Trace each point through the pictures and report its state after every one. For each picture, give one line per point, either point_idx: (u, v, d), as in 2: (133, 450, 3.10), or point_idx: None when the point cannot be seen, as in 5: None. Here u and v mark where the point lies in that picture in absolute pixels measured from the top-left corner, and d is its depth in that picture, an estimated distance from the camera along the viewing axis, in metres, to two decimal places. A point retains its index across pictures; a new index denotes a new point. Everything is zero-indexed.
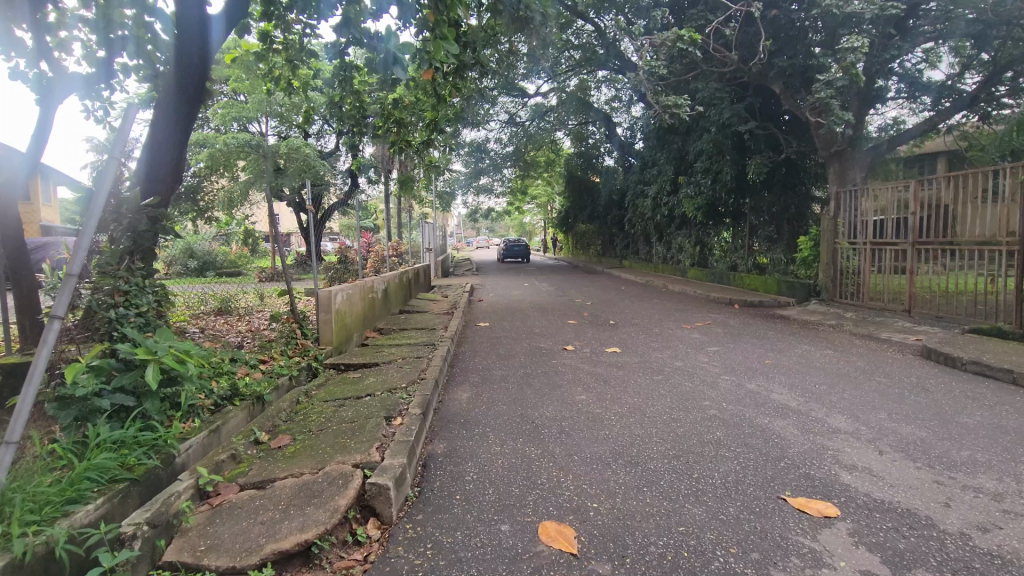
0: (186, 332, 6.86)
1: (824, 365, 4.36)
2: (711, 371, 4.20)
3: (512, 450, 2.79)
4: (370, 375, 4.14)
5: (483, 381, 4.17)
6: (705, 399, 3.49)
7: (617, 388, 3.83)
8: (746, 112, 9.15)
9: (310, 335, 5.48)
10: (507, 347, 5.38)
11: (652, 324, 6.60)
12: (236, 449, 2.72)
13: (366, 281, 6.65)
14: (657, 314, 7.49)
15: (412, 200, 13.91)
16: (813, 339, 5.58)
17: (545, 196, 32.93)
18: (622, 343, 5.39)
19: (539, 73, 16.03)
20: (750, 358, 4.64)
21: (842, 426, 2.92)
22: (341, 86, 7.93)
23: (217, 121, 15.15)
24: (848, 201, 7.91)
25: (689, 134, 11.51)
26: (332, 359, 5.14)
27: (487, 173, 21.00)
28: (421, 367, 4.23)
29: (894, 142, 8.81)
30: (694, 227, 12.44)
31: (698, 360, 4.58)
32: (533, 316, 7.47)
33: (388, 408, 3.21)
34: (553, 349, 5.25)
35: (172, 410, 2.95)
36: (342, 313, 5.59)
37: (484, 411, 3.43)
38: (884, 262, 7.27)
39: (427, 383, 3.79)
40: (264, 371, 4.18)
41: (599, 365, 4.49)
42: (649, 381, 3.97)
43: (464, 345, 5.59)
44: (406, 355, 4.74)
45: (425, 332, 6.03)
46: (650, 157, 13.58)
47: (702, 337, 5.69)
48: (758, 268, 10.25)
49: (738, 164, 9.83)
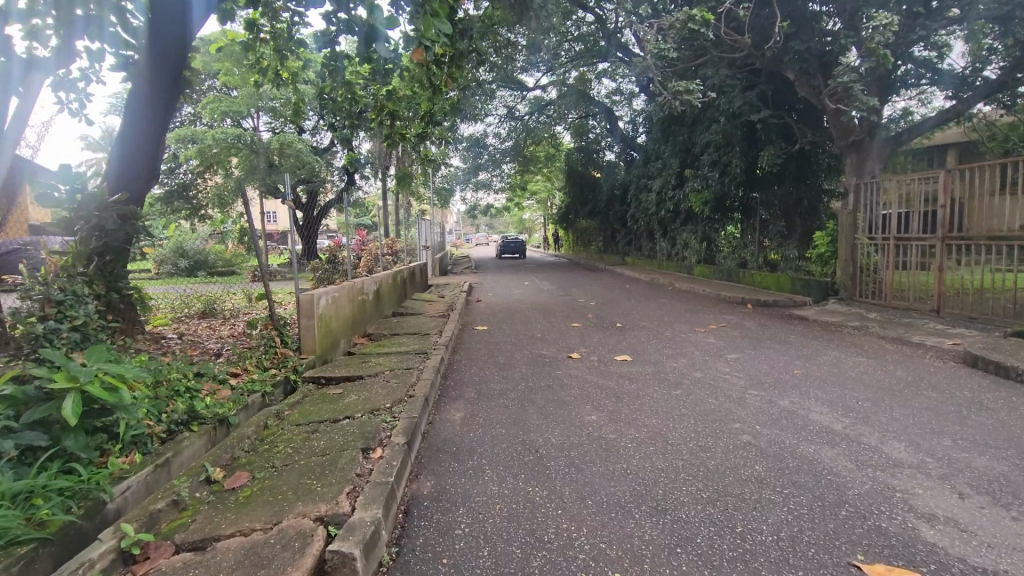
0: (162, 339, 6.42)
1: (861, 376, 3.90)
2: (736, 384, 3.74)
3: (512, 491, 2.32)
4: (352, 391, 3.68)
5: (479, 397, 3.71)
6: (735, 420, 3.03)
7: (631, 405, 3.37)
8: (758, 101, 8.69)
9: (292, 344, 5.05)
10: (506, 355, 4.92)
11: (663, 327, 6.14)
12: (178, 493, 2.27)
13: (355, 282, 6.20)
14: (667, 314, 7.03)
15: (408, 196, 13.44)
16: (840, 344, 5.12)
17: (544, 191, 32.48)
18: (631, 350, 4.93)
19: (538, 64, 15.58)
20: (777, 367, 4.18)
21: (904, 457, 2.47)
22: (332, 77, 7.48)
23: (207, 116, 14.70)
24: (867, 194, 7.43)
25: (695, 125, 11.05)
26: (315, 371, 4.71)
27: (486, 168, 20.54)
28: (410, 382, 3.77)
29: (913, 133, 8.29)
30: (701, 222, 11.96)
31: (719, 370, 4.12)
32: (534, 319, 7.00)
33: (368, 436, 2.75)
34: (557, 356, 4.79)
35: (110, 445, 2.48)
36: (326, 319, 5.14)
37: (479, 437, 2.96)
38: (909, 258, 6.79)
39: (415, 402, 3.33)
40: (233, 387, 3.73)
41: (609, 376, 4.04)
42: (667, 397, 3.51)
43: (459, 352, 5.13)
44: (395, 367, 4.27)
45: (418, 337, 5.57)
46: (654, 151, 13.11)
47: (719, 341, 5.23)
48: (770, 266, 9.76)
49: (748, 156, 9.38)
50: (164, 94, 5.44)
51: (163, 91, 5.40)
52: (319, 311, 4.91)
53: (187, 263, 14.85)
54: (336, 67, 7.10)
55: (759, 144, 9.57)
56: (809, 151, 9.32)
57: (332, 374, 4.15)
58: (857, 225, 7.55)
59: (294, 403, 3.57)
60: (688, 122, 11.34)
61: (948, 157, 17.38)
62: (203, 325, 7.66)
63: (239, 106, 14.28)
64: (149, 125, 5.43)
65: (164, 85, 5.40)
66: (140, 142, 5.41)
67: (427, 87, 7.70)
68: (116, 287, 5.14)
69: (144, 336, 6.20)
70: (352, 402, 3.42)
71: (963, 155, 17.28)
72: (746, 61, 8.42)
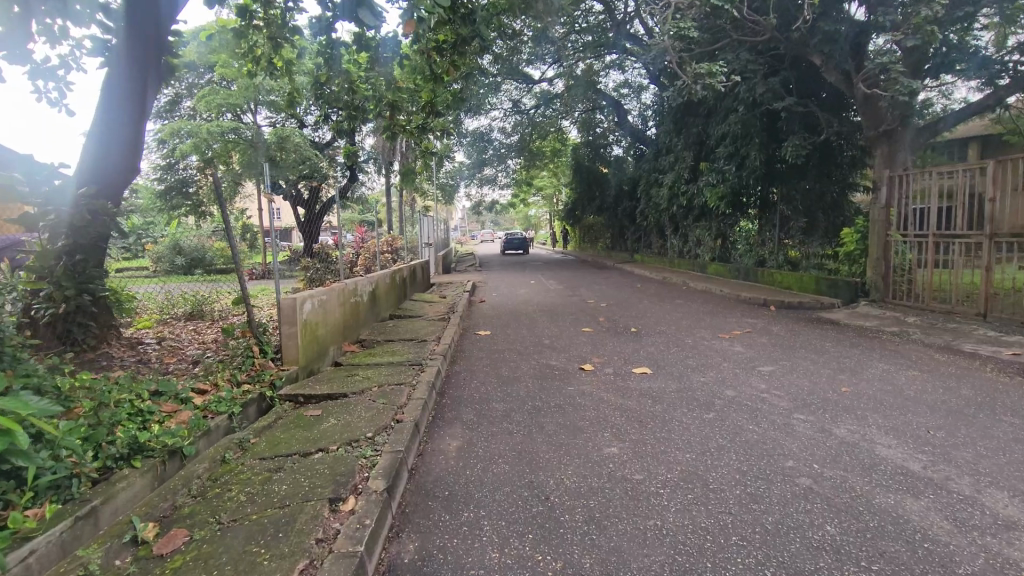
0: (141, 346, 5.96)
1: (921, 395, 3.39)
2: (777, 406, 3.21)
3: (516, 562, 1.80)
4: (331, 414, 3.18)
5: (479, 421, 3.20)
6: (786, 456, 2.51)
7: (659, 433, 2.86)
8: (781, 87, 8.13)
9: (273, 353, 4.56)
10: (510, 366, 4.41)
11: (682, 332, 5.62)
12: (91, 563, 1.77)
13: (347, 283, 5.70)
14: (685, 318, 6.53)
15: (411, 192, 12.93)
16: (883, 353, 4.59)
17: (551, 186, 31.97)
18: (651, 361, 4.41)
19: (544, 56, 15.06)
20: (822, 383, 3.66)
21: (1015, 515, 1.95)
22: (329, 67, 6.99)
23: (204, 109, 14.26)
24: (900, 187, 6.89)
25: (711, 116, 10.51)
26: (296, 385, 4.20)
27: (491, 163, 20.03)
28: (399, 401, 3.27)
29: (946, 125, 7.67)
30: (715, 218, 11.43)
31: (754, 386, 3.60)
32: (542, 322, 6.51)
33: (339, 480, 2.24)
34: (567, 368, 4.28)
35: (15, 495, 1.97)
36: (312, 326, 4.65)
37: (477, 479, 2.44)
38: (950, 256, 6.22)
39: (401, 429, 2.82)
40: (196, 408, 3.24)
41: (628, 394, 3.52)
42: (698, 422, 3.00)
43: (459, 362, 4.64)
44: (383, 382, 3.76)
45: (414, 345, 5.07)
46: (665, 144, 12.56)
47: (747, 350, 4.70)
48: (791, 264, 9.22)
49: (767, 148, 8.84)
50: (143, 86, 4.97)
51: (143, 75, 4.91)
52: (304, 317, 4.43)
53: (184, 261, 14.44)
54: (332, 55, 6.64)
55: (780, 135, 9.01)
56: (833, 143, 8.76)
57: (312, 390, 3.65)
58: (889, 221, 7.01)
59: (263, 428, 3.07)
60: (703, 112, 10.79)
61: (970, 151, 16.70)
62: (190, 327, 7.21)
63: (236, 99, 13.83)
64: (131, 114, 4.94)
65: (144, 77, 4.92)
66: (119, 142, 4.93)
67: (427, 78, 7.21)
68: (88, 289, 4.62)
69: (120, 343, 5.75)
70: (329, 429, 2.92)
71: (986, 148, 16.62)
72: (768, 44, 7.87)
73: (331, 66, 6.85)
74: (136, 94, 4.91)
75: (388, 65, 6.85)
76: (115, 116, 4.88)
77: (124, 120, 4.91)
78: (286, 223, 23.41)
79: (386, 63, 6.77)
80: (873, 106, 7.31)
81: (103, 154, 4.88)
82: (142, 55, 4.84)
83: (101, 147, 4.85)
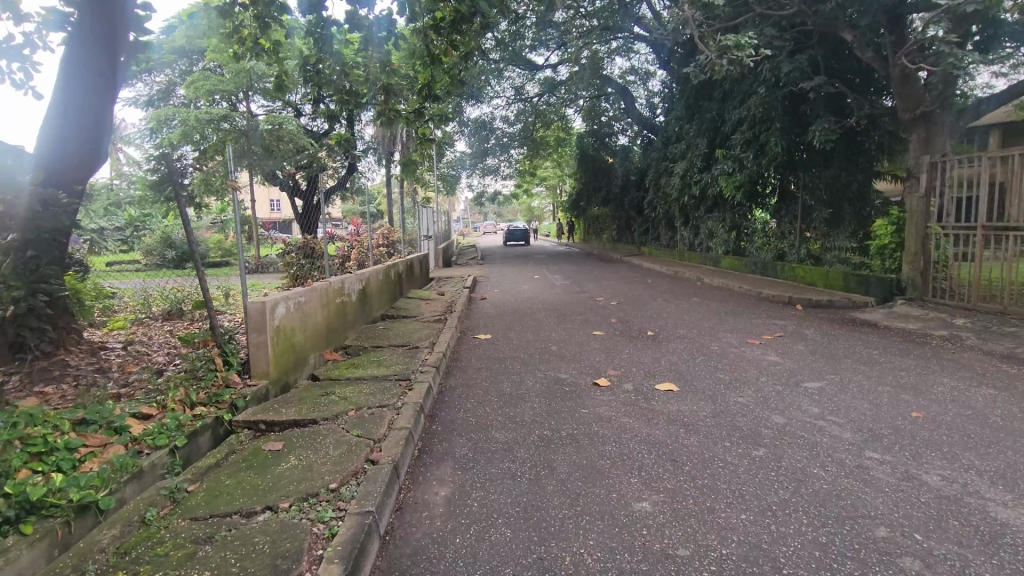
0: (105, 351, 5.38)
1: (1014, 424, 2.78)
2: (841, 440, 2.61)
3: None
4: (292, 451, 2.59)
5: (474, 459, 2.60)
6: (875, 521, 1.92)
7: (701, 480, 2.28)
8: (809, 66, 7.47)
9: (240, 365, 3.97)
10: (512, 380, 3.82)
11: (704, 337, 5.02)
12: None
13: (333, 281, 5.12)
14: (706, 319, 5.93)
15: (411, 183, 12.28)
16: (943, 364, 3.97)
17: (555, 176, 31.35)
18: (675, 374, 3.81)
19: (549, 41, 14.40)
20: (885, 406, 3.06)
21: None
22: (318, 47, 6.36)
23: (192, 95, 13.63)
24: (941, 175, 6.26)
25: (727, 99, 9.85)
26: (264, 404, 3.61)
27: (493, 153, 19.41)
28: (377, 434, 2.68)
29: (990, 105, 7.01)
30: (729, 209, 10.79)
31: (806, 411, 3.00)
32: (548, 323, 5.91)
33: (280, 568, 1.67)
34: (578, 383, 3.68)
35: None
36: (287, 332, 4.06)
37: (466, 554, 1.85)
38: (1001, 250, 5.60)
39: (374, 476, 2.24)
40: (131, 443, 2.65)
41: (654, 421, 2.93)
42: (747, 463, 2.40)
43: (453, 374, 4.05)
44: (362, 404, 3.17)
45: (403, 352, 4.48)
46: (677, 131, 11.93)
47: (784, 360, 4.10)
48: (813, 258, 8.58)
49: (789, 133, 8.20)
50: (106, 64, 4.20)
51: (105, 51, 4.15)
52: (276, 324, 3.85)
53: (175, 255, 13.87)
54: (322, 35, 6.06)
55: (803, 120, 8.37)
56: (860, 128, 8.12)
57: (277, 414, 3.05)
58: (928, 213, 6.38)
59: (206, 470, 2.47)
60: (718, 96, 10.14)
61: (991, 140, 15.96)
62: (167, 328, 6.64)
63: (228, 85, 13.26)
64: (91, 94, 4.14)
65: (105, 54, 4.16)
66: (81, 129, 4.13)
67: (426, 58, 6.57)
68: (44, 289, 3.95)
69: (80, 349, 5.18)
70: (286, 474, 2.32)
71: (1008, 137, 15.90)
72: (794, 20, 7.23)
73: (320, 44, 6.25)
74: (97, 73, 4.16)
75: (383, 45, 6.24)
76: (74, 81, 4.10)
77: (85, 86, 4.12)
78: (285, 214, 22.91)
79: (380, 42, 6.17)
80: (911, 85, 6.67)
81: (62, 134, 4.07)
82: (101, 27, 4.08)
83: (61, 122, 4.06)
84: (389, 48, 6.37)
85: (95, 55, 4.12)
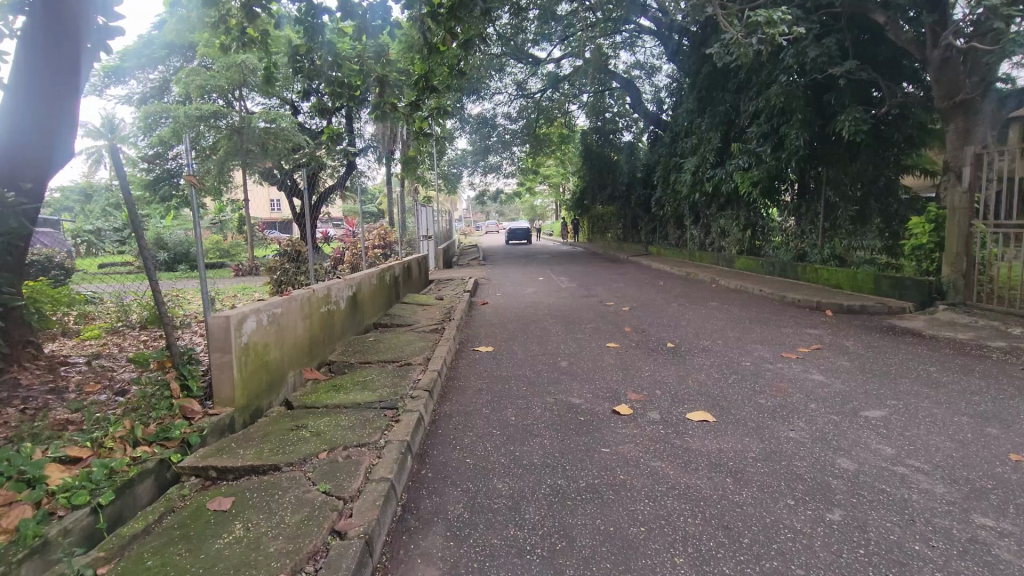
0: (68, 366, 4.86)
1: None
2: (936, 497, 2.07)
3: None
4: (239, 515, 2.04)
5: (471, 522, 2.06)
6: None
7: (766, 561, 1.74)
8: (838, 51, 6.92)
9: (201, 390, 3.42)
10: (518, 407, 3.28)
11: (733, 350, 4.47)
12: None
13: (320, 288, 4.59)
14: (730, 327, 5.39)
15: (410, 182, 11.77)
16: (1019, 385, 3.41)
17: (558, 174, 30.82)
18: (708, 398, 3.27)
19: (552, 35, 13.91)
20: (974, 444, 2.52)
21: None
22: (306, 37, 5.77)
23: (183, 91, 13.15)
24: (987, 168, 5.67)
25: (743, 90, 9.32)
26: (225, 437, 3.06)
27: (495, 151, 18.89)
28: (350, 490, 2.15)
29: None
30: (744, 206, 10.23)
31: (876, 452, 2.46)
32: (556, 333, 5.38)
33: None
34: (596, 411, 3.13)
35: None
36: (259, 350, 3.51)
37: None
38: None
39: (338, 562, 1.70)
40: (39, 503, 2.08)
41: (695, 467, 2.38)
42: (825, 534, 1.86)
43: (448, 399, 3.50)
44: (337, 443, 2.63)
45: (393, 371, 3.93)
46: (687, 125, 11.43)
47: (831, 380, 3.56)
48: (838, 259, 8.02)
49: (811, 125, 7.66)
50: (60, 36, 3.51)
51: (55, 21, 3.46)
52: (244, 342, 3.30)
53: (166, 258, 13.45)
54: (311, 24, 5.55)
55: (826, 110, 7.82)
56: (889, 119, 7.56)
57: (232, 457, 2.51)
58: (971, 210, 5.81)
59: (128, 542, 1.92)
60: (732, 88, 9.61)
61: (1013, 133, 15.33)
62: (145, 337, 6.14)
63: (221, 81, 12.78)
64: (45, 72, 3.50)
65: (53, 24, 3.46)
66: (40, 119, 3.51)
67: (424, 48, 6.03)
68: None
69: (38, 364, 4.67)
70: (223, 556, 1.77)
71: None
72: None
73: (310, 35, 5.72)
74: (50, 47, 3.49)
75: (378, 37, 5.69)
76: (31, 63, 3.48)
77: (46, 69, 3.52)
78: (283, 213, 22.39)
79: (374, 33, 5.57)
80: (951, 71, 6.04)
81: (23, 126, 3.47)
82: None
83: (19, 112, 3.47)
84: (385, 38, 5.80)
85: (60, 33, 3.50)
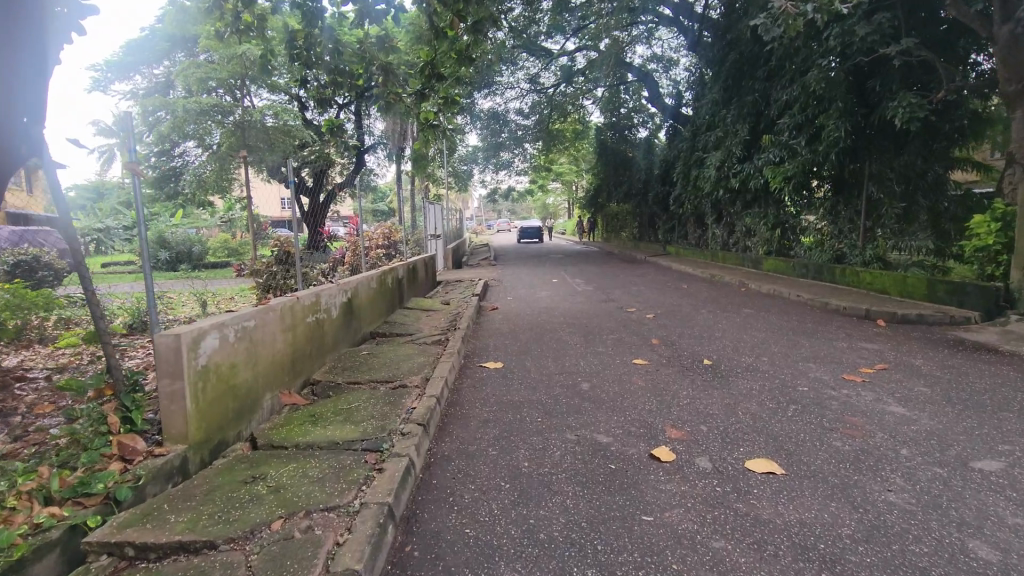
0: (29, 381, 4.31)
1: None
2: None
3: None
4: None
5: None
6: None
7: None
8: (888, 30, 6.27)
9: (151, 425, 2.82)
10: (534, 447, 2.66)
11: (784, 369, 3.82)
12: None
13: (308, 293, 4.01)
14: (770, 339, 4.75)
15: (418, 178, 11.20)
16: None
17: (571, 172, 30.18)
18: (770, 439, 2.63)
19: (566, 26, 13.28)
20: None
21: None
22: (305, 22, 5.11)
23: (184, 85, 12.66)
24: None
25: (774, 77, 8.65)
26: (171, 487, 2.45)
27: (507, 147, 18.30)
28: None
29: None
30: (772, 203, 9.55)
31: (1017, 531, 1.82)
32: (574, 345, 4.76)
33: None
34: (630, 455, 2.51)
35: None
36: (223, 371, 2.89)
37: None
38: None
39: None
40: None
41: (772, 552, 1.75)
42: None
43: (446, 435, 2.89)
44: (297, 508, 2.02)
45: (384, 396, 3.33)
46: (711, 117, 10.75)
47: (916, 414, 2.90)
48: (882, 261, 7.30)
49: (853, 113, 6.97)
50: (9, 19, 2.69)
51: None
52: (202, 365, 2.67)
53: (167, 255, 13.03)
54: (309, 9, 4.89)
55: (870, 97, 7.14)
56: None
57: (158, 527, 1.90)
58: None
59: None
60: (763, 76, 8.94)
61: None
62: None
63: (222, 73, 12.24)
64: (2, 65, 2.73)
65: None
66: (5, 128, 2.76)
67: (433, 34, 5.33)
68: None
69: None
70: None
71: None
72: None
73: (308, 20, 5.09)
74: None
75: (382, 21, 4.98)
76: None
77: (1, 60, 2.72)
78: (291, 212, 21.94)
79: (378, 18, 4.90)
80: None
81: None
82: None
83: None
84: (390, 24, 5.11)
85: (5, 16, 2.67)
